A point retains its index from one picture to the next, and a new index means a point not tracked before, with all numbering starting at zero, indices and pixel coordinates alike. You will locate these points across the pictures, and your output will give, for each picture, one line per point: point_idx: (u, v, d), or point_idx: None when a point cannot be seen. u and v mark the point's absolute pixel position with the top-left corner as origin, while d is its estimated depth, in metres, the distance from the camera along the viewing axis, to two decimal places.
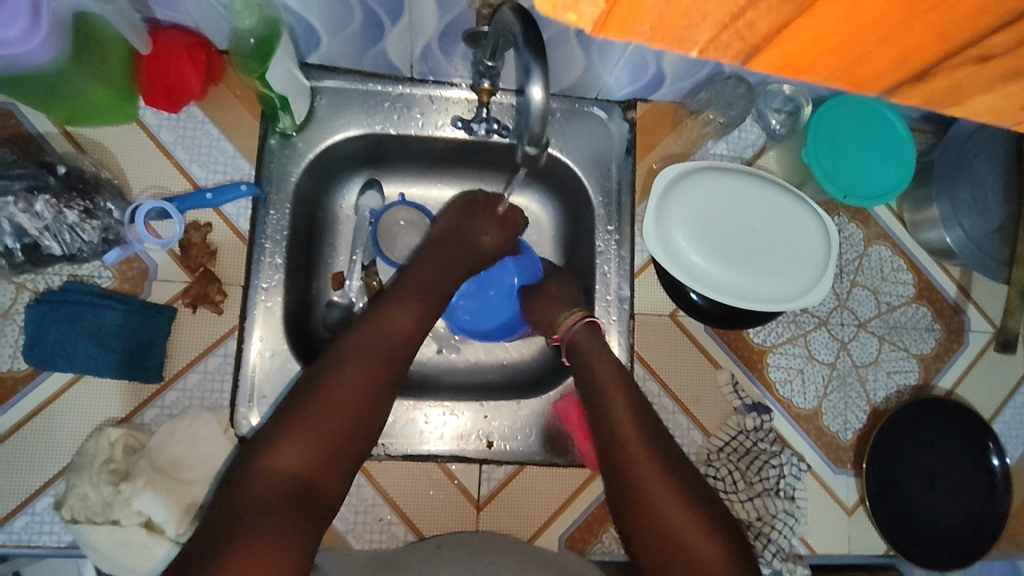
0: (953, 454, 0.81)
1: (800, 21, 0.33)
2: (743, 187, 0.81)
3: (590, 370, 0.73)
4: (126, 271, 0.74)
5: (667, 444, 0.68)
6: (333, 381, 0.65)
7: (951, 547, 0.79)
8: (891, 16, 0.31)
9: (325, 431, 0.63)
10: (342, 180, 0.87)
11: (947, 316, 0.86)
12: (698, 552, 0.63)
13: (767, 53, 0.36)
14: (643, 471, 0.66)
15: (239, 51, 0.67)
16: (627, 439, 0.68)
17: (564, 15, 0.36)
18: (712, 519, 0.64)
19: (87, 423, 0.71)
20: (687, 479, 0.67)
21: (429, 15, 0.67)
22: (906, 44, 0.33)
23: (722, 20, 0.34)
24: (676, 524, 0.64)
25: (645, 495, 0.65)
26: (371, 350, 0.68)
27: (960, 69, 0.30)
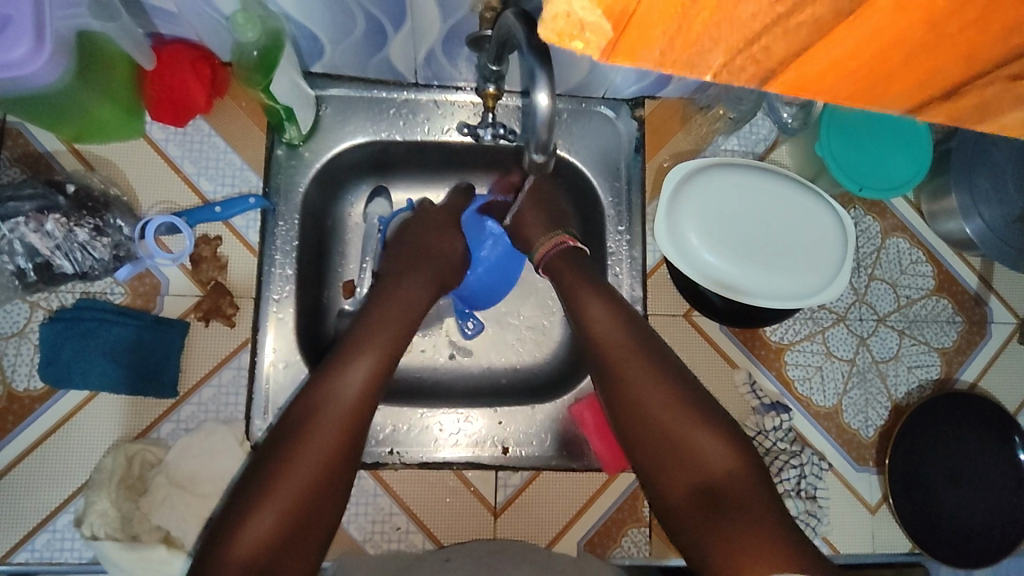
0: (979, 449, 0.80)
1: (827, 42, 0.24)
2: (749, 181, 0.79)
3: (566, 286, 0.72)
4: (137, 286, 0.74)
5: (659, 350, 0.67)
6: (293, 453, 0.60)
7: (978, 544, 0.77)
8: (938, 36, 0.24)
9: (296, 504, 0.58)
10: (350, 188, 0.86)
11: (968, 308, 0.84)
12: (700, 451, 0.61)
13: (785, 75, 0.27)
14: (635, 380, 0.65)
15: (243, 64, 0.68)
16: (615, 348, 0.67)
17: (566, 42, 0.25)
18: (709, 417, 0.63)
19: (103, 439, 0.71)
20: (684, 382, 0.65)
21: (432, 21, 0.66)
22: (944, 70, 0.25)
23: (732, 48, 0.25)
24: (673, 423, 0.63)
25: (639, 402, 0.64)
26: (337, 411, 0.63)
27: (997, 96, 0.27)
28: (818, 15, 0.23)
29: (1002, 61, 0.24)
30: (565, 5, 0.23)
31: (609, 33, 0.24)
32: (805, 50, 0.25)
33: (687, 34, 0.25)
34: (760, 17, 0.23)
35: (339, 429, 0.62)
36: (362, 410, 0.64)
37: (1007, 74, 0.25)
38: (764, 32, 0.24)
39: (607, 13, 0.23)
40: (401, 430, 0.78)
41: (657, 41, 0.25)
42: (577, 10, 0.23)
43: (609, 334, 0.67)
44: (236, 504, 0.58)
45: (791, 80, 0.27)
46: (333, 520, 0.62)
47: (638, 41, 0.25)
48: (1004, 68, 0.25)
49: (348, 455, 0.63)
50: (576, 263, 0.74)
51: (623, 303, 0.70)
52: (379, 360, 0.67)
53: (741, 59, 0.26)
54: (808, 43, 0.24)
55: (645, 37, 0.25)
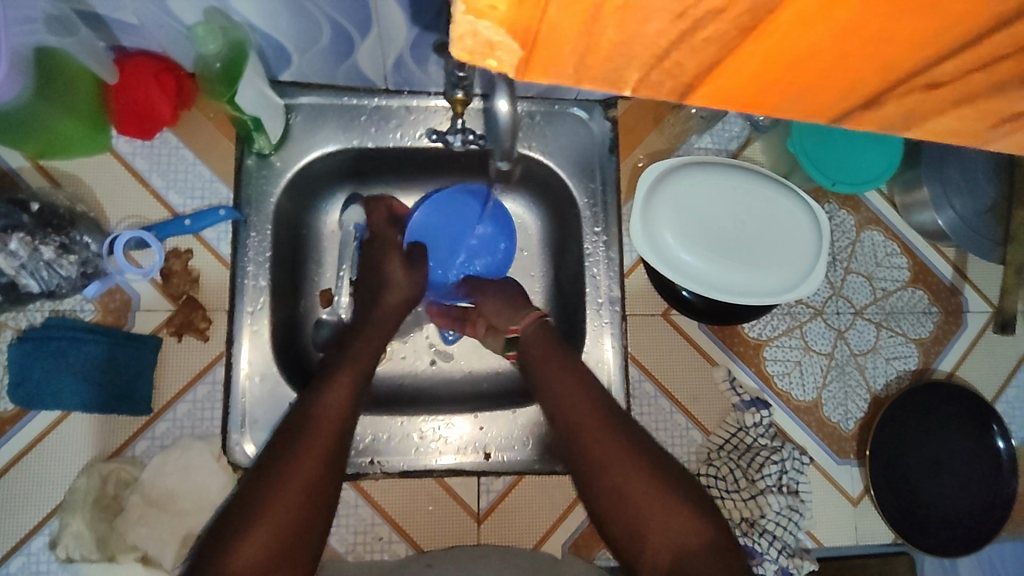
0: (957, 438, 0.80)
1: (738, 56, 0.22)
2: (723, 181, 0.79)
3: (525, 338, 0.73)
4: (108, 303, 0.73)
5: (625, 422, 0.67)
6: (289, 471, 0.60)
7: (959, 532, 0.78)
8: (848, 51, 0.21)
9: (285, 524, 0.58)
10: (324, 197, 0.86)
11: (944, 298, 0.85)
12: (667, 523, 0.62)
13: (704, 89, 0.25)
14: (602, 454, 0.65)
15: (207, 75, 0.67)
16: (579, 419, 0.67)
17: (480, 61, 0.23)
18: (675, 486, 0.64)
19: (77, 459, 0.70)
20: (649, 455, 0.66)
21: (398, 27, 0.65)
22: (862, 80, 0.23)
23: (646, 63, 0.23)
24: (641, 497, 0.63)
25: (606, 474, 0.65)
26: (327, 422, 0.63)
27: (921, 110, 0.24)
28: (722, 31, 0.21)
29: (918, 70, 0.22)
30: (470, 23, 0.21)
31: (521, 51, 0.23)
32: (717, 65, 0.23)
33: (598, 53, 0.23)
34: (666, 34, 0.22)
35: (331, 439, 0.63)
36: (347, 425, 0.64)
37: (923, 85, 0.23)
38: (672, 47, 0.22)
39: (511, 31, 0.21)
40: (382, 440, 0.77)
41: (572, 60, 0.23)
42: (484, 29, 0.21)
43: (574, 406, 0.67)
44: (236, 513, 0.58)
45: (712, 94, 0.25)
46: (319, 537, 0.61)
47: (551, 60, 0.23)
48: (919, 78, 0.22)
49: (333, 467, 0.62)
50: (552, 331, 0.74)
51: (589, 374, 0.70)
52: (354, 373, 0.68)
53: (656, 75, 0.24)
54: (717, 59, 0.23)
55: (556, 56, 0.23)
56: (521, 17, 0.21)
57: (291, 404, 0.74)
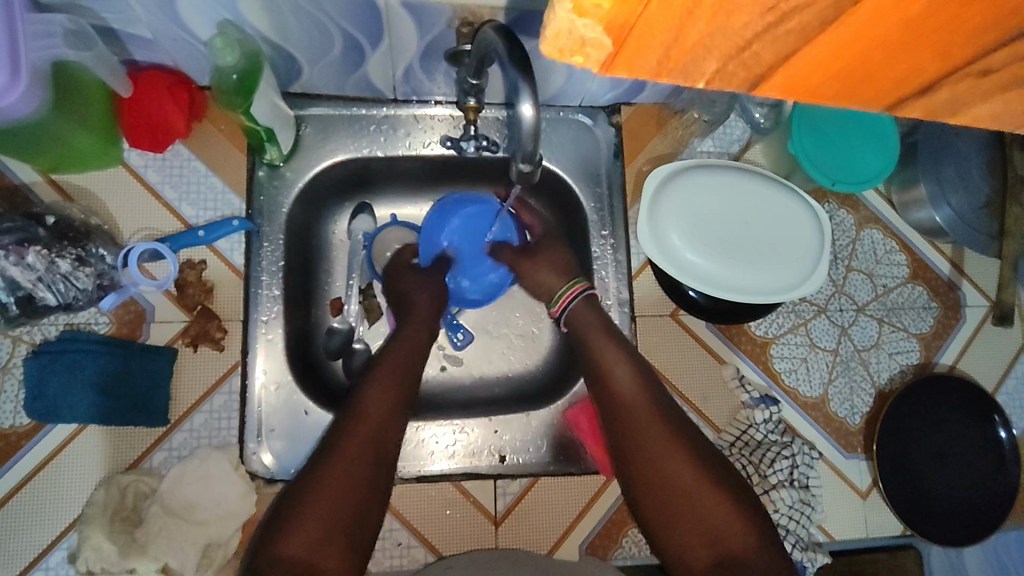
0: (961, 429, 0.82)
1: (812, 47, 0.24)
2: (729, 182, 0.81)
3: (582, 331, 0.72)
4: (123, 315, 0.73)
5: (677, 421, 0.67)
6: (328, 474, 0.61)
7: (967, 522, 0.80)
8: (913, 39, 0.23)
9: (331, 519, 0.60)
10: (333, 206, 0.87)
11: (942, 293, 0.87)
12: (716, 517, 0.63)
13: (773, 79, 0.26)
14: (659, 447, 0.65)
15: (222, 87, 0.68)
16: (638, 414, 0.67)
17: (568, 57, 0.24)
18: (726, 483, 0.65)
19: (94, 473, 0.70)
20: (696, 456, 0.65)
21: (409, 37, 0.67)
22: (919, 67, 0.24)
23: (726, 55, 0.24)
24: (695, 491, 0.63)
25: (660, 466, 0.64)
26: (366, 422, 0.64)
27: (970, 93, 0.26)
28: (802, 25, 0.22)
29: (975, 56, 0.23)
30: (568, 22, 0.23)
31: (611, 46, 0.24)
32: (791, 56, 0.24)
33: (683, 47, 0.24)
34: (750, 25, 0.23)
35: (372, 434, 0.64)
36: (389, 423, 0.66)
37: (975, 69, 0.24)
38: (753, 40, 0.23)
39: (608, 28, 0.22)
40: None
41: (657, 53, 0.24)
42: (581, 26, 0.23)
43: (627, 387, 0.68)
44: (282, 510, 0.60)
45: (779, 84, 0.26)
46: (370, 531, 0.62)
47: (638, 54, 0.24)
48: (973, 63, 0.24)
49: (379, 463, 0.64)
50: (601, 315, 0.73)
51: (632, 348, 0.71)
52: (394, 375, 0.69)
53: (732, 67, 0.25)
54: (794, 50, 0.24)
55: (642, 49, 0.24)
56: (621, 14, 0.22)
57: (307, 410, 0.75)
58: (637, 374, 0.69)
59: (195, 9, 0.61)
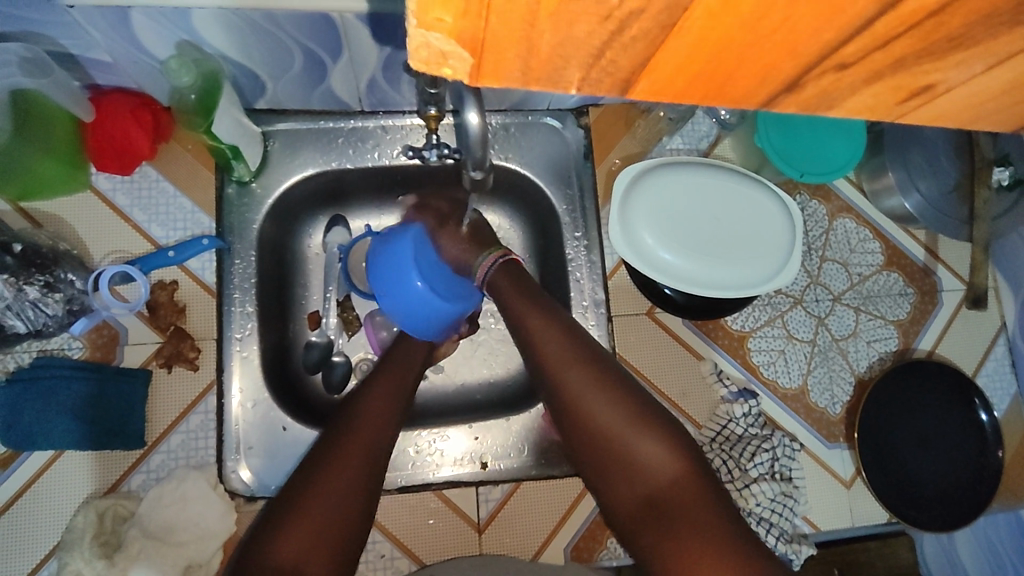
0: (943, 414, 0.82)
1: (664, 50, 0.24)
2: (696, 180, 0.81)
3: (507, 304, 0.72)
4: (96, 339, 0.73)
5: (607, 368, 0.66)
6: (334, 462, 0.62)
7: (951, 507, 0.79)
8: (756, 41, 0.23)
9: (324, 520, 0.59)
10: (307, 220, 0.87)
11: (918, 279, 0.87)
12: (642, 458, 0.61)
13: (639, 82, 0.26)
14: (581, 394, 0.65)
15: (184, 108, 0.70)
16: (555, 364, 0.67)
17: (434, 70, 0.25)
18: (653, 421, 0.63)
19: (73, 497, 0.69)
20: (631, 402, 0.64)
21: (368, 49, 0.68)
22: (775, 64, 0.25)
23: (585, 62, 0.25)
24: (616, 434, 0.63)
25: (581, 413, 0.64)
26: (365, 421, 0.66)
27: (839, 84, 0.26)
28: (646, 31, 0.23)
29: (825, 52, 0.24)
30: (422, 36, 0.23)
31: (470, 59, 0.24)
32: (648, 60, 0.25)
33: (540, 59, 0.25)
34: (596, 34, 0.23)
35: (371, 431, 0.66)
36: (383, 432, 0.67)
37: (831, 64, 0.25)
38: (605, 48, 0.24)
39: (459, 41, 0.23)
40: None
41: (518, 64, 0.25)
42: (435, 40, 0.23)
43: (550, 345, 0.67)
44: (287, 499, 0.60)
45: (648, 86, 0.27)
46: (364, 526, 0.62)
47: (500, 66, 0.25)
48: (827, 58, 0.24)
49: (376, 459, 0.65)
50: (513, 278, 0.74)
51: (554, 311, 0.70)
52: (388, 382, 0.72)
53: (596, 73, 0.26)
54: (647, 55, 0.24)
55: (502, 60, 0.25)
56: (466, 28, 0.22)
57: (285, 426, 0.75)
58: (554, 327, 0.68)
59: (150, 30, 0.61)
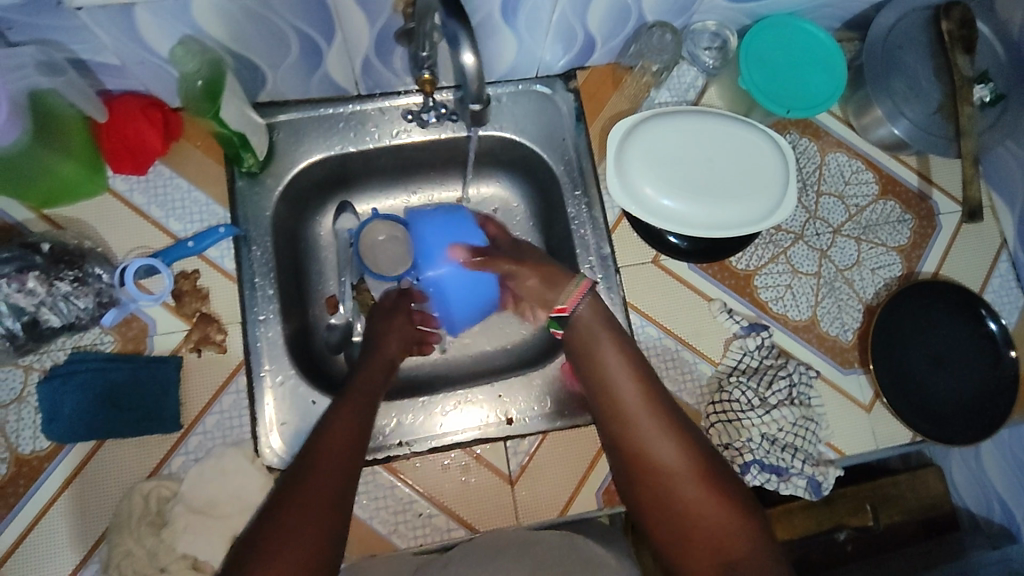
0: (953, 330, 0.83)
1: None
2: (693, 127, 0.83)
3: (582, 343, 0.72)
4: (126, 331, 0.76)
5: (678, 415, 0.66)
6: (315, 464, 0.63)
7: (971, 420, 0.80)
8: None
9: (297, 530, 0.57)
10: (317, 207, 0.91)
11: (915, 205, 0.89)
12: (707, 510, 0.61)
13: None
14: (646, 438, 0.64)
15: (190, 95, 0.72)
16: (636, 418, 0.65)
17: None
18: (724, 479, 0.62)
19: (117, 484, 0.72)
20: (699, 452, 0.63)
21: (360, 27, 0.71)
22: None
23: None
24: (694, 495, 0.61)
25: (662, 470, 0.63)
26: (329, 456, 0.64)
27: None
28: None
29: None
30: None
31: None
32: None
33: None
34: None
35: (338, 467, 0.63)
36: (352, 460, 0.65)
37: None
38: None
39: None
40: (405, 423, 0.80)
41: None
42: None
43: (627, 388, 0.67)
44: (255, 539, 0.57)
45: None
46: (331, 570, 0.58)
47: None
48: None
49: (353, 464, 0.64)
50: (603, 313, 0.74)
51: (635, 353, 0.70)
52: (355, 409, 0.70)
53: None
54: None
55: None
56: None
57: (315, 400, 0.78)
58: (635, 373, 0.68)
59: (156, 28, 0.65)
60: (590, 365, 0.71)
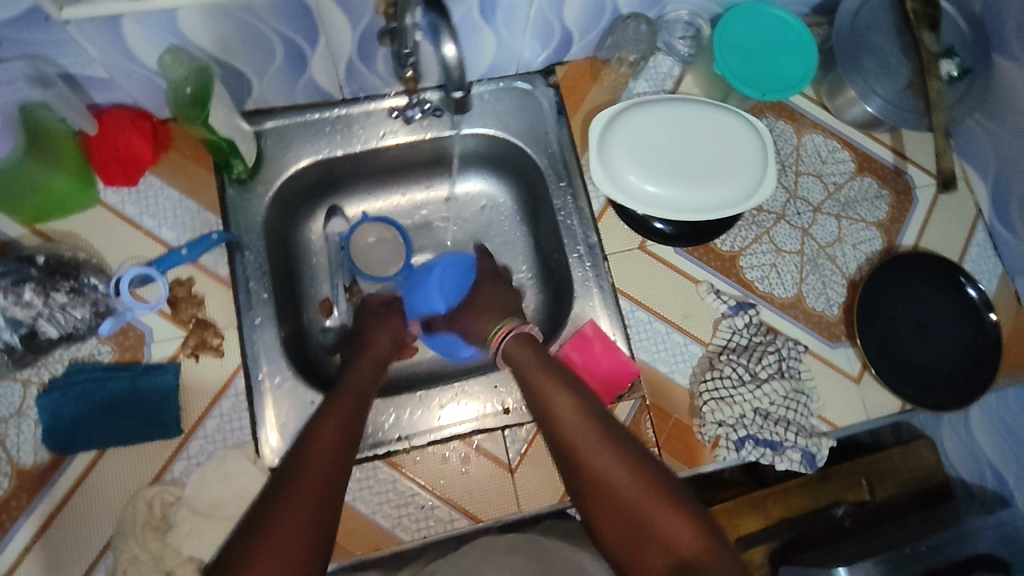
0: (934, 299, 0.86)
1: None
2: (672, 113, 0.86)
3: (528, 379, 0.74)
4: (123, 341, 0.76)
5: (626, 442, 0.68)
6: (301, 474, 0.63)
7: (959, 384, 0.82)
8: None
9: (283, 542, 0.57)
10: (307, 211, 0.92)
11: (891, 180, 0.91)
12: (671, 535, 0.62)
13: None
14: (599, 472, 0.66)
15: (179, 103, 0.74)
16: (584, 446, 0.68)
17: None
18: (681, 499, 0.64)
19: (120, 492, 0.72)
20: (653, 477, 0.66)
21: (342, 30, 0.73)
22: None
23: None
24: (652, 516, 0.63)
25: (612, 490, 0.65)
26: (322, 448, 0.66)
27: None
28: None
29: None
30: None
31: None
32: None
33: None
34: None
35: (330, 461, 0.65)
36: (339, 472, 0.65)
37: None
38: None
39: None
40: (403, 417, 0.80)
41: None
42: None
43: (573, 425, 0.69)
44: (248, 532, 0.59)
45: None
46: (322, 560, 0.59)
47: None
48: None
49: (340, 475, 0.65)
50: (533, 346, 0.77)
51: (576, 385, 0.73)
52: (341, 424, 0.69)
53: None
54: None
55: None
56: None
57: (313, 400, 0.78)
58: (577, 407, 0.70)
59: (143, 39, 0.67)
60: (536, 402, 0.72)
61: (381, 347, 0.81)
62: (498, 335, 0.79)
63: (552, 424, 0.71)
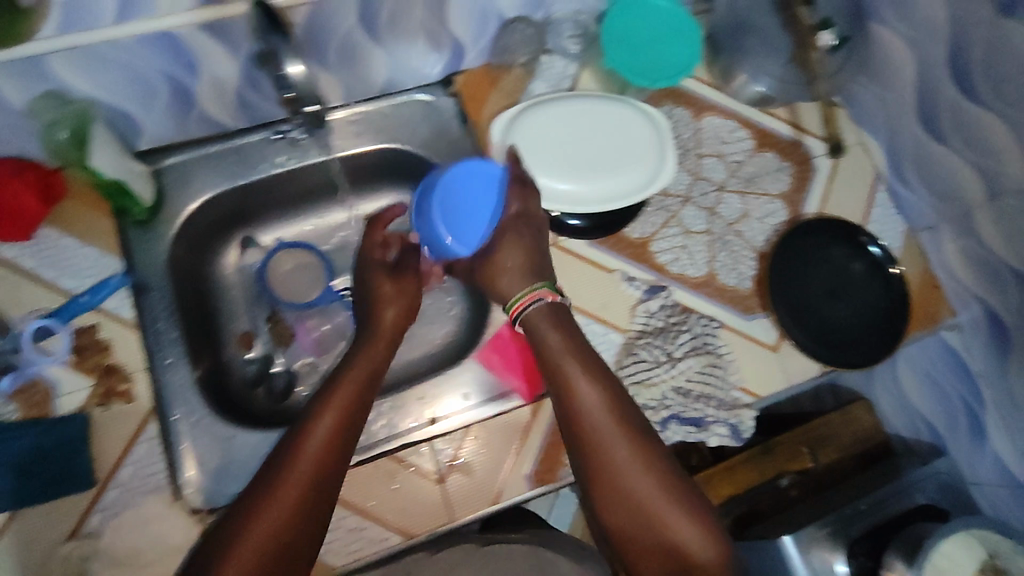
0: (842, 262, 0.89)
1: None
2: (571, 108, 0.87)
3: (548, 351, 0.72)
4: (28, 397, 0.74)
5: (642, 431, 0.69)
6: (282, 482, 0.61)
7: (872, 342, 0.85)
8: None
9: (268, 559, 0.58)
10: (218, 245, 0.91)
11: (791, 152, 0.93)
12: (672, 527, 0.65)
13: None
14: (609, 453, 0.67)
15: (60, 146, 0.72)
16: (603, 429, 0.68)
17: None
18: (685, 495, 0.67)
19: (32, 553, 0.69)
20: (664, 471, 0.68)
21: (223, 58, 0.74)
22: None
23: None
24: (656, 504, 0.66)
25: (620, 475, 0.67)
26: (308, 458, 0.63)
27: None
28: None
29: None
30: None
31: None
32: None
33: None
34: None
35: (318, 471, 0.63)
36: (326, 481, 0.63)
37: None
38: None
39: None
40: None
41: None
42: None
43: (594, 406, 0.69)
44: (224, 535, 0.59)
45: None
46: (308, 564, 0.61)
47: None
48: None
49: (334, 486, 0.64)
50: (558, 319, 0.74)
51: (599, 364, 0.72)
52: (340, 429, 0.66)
53: None
54: None
55: None
56: None
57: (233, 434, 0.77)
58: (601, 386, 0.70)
59: (15, 84, 0.68)
60: (553, 375, 0.71)
61: (390, 324, 0.78)
62: (521, 302, 0.74)
63: (570, 408, 0.70)
